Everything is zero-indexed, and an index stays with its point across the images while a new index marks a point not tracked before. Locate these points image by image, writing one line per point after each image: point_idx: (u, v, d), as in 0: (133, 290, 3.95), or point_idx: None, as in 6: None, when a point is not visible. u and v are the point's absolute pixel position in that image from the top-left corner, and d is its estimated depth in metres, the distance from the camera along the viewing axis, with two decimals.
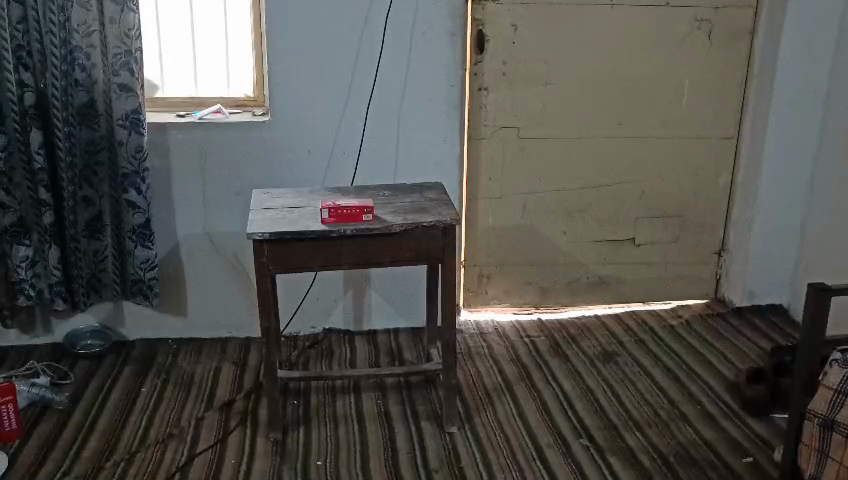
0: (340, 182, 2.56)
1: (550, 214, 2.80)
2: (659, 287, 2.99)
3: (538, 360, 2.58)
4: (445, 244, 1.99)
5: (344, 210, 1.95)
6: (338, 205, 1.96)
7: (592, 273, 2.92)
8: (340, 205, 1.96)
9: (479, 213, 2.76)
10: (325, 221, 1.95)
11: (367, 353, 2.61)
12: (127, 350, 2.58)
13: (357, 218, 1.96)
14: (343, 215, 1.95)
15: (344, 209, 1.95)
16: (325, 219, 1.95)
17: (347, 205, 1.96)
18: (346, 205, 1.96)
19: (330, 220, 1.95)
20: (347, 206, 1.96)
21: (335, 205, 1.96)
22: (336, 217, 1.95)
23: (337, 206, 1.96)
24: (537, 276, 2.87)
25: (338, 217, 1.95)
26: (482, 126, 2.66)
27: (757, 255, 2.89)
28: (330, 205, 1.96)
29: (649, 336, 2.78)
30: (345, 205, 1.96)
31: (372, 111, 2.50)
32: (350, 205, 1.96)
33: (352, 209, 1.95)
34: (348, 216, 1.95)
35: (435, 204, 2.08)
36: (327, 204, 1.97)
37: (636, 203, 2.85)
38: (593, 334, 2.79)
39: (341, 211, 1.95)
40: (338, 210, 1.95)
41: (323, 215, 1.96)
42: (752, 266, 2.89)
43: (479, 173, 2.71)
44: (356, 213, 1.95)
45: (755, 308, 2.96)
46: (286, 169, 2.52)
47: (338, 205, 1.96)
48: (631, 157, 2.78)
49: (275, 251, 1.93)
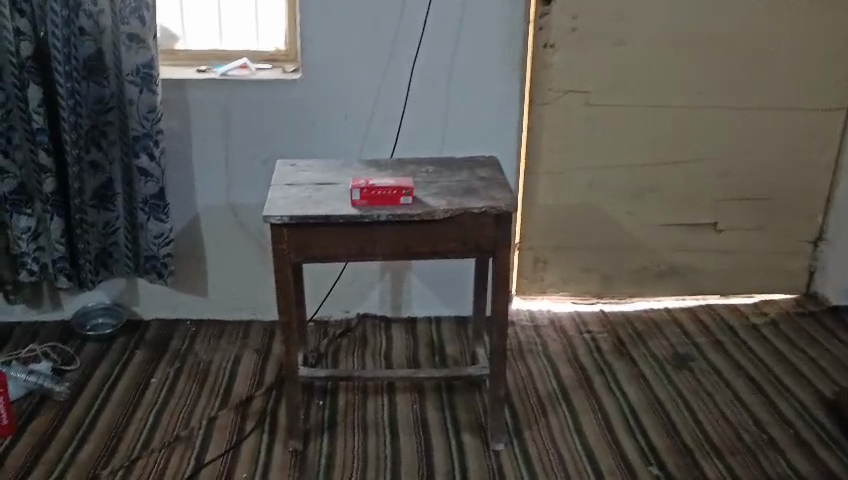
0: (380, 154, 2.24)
1: (620, 194, 2.44)
2: (742, 279, 2.60)
3: (599, 361, 2.24)
4: (497, 235, 1.66)
5: (380, 192, 1.64)
6: (372, 185, 1.65)
7: (662, 261, 2.54)
8: (374, 184, 1.65)
9: (539, 189, 2.41)
10: (356, 205, 1.64)
11: (406, 345, 2.31)
12: (141, 333, 2.34)
13: (395, 199, 1.65)
14: (377, 196, 1.64)
15: (380, 191, 1.64)
16: (357, 202, 1.64)
17: (383, 185, 1.65)
18: (382, 184, 1.65)
19: (362, 203, 1.64)
20: (383, 186, 1.64)
21: (369, 184, 1.65)
22: (370, 198, 1.64)
23: (371, 185, 1.65)
24: (599, 263, 2.52)
25: (373, 198, 1.64)
26: (546, 89, 2.30)
27: None
28: (363, 183, 1.65)
29: (728, 336, 2.41)
30: (381, 183, 1.65)
31: (420, 74, 2.17)
32: (387, 184, 1.65)
33: (390, 190, 1.64)
34: (383, 198, 1.64)
35: (487, 185, 1.74)
36: (358, 183, 1.65)
37: (721, 184, 2.46)
38: (663, 331, 2.43)
39: (376, 192, 1.64)
40: (373, 190, 1.64)
41: (353, 196, 1.64)
42: None
43: (540, 143, 2.36)
44: (393, 194, 1.64)
45: None
46: (319, 138, 2.22)
47: (372, 184, 1.65)
48: (718, 129, 2.39)
49: (296, 237, 1.64)
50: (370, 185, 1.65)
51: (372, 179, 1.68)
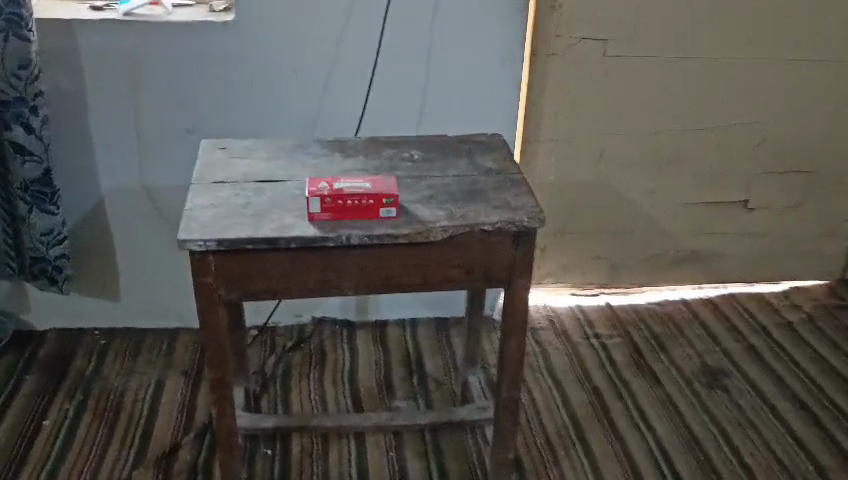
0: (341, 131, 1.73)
1: (639, 167, 1.97)
2: (771, 265, 2.18)
3: (616, 382, 1.82)
4: (514, 260, 1.19)
5: (349, 201, 1.13)
6: (336, 190, 1.14)
7: (682, 247, 2.11)
8: (340, 190, 1.14)
9: (538, 159, 1.93)
10: (315, 220, 1.14)
11: (375, 360, 1.84)
12: (32, 350, 1.83)
13: (371, 212, 1.14)
14: (345, 207, 1.14)
15: (349, 200, 1.13)
16: (315, 216, 1.14)
17: (353, 191, 1.14)
18: (351, 188, 1.14)
19: (323, 217, 1.14)
20: (354, 193, 1.13)
21: (332, 188, 1.14)
22: (335, 211, 1.14)
23: (336, 190, 1.14)
24: (610, 251, 2.08)
25: (339, 210, 1.14)
26: (553, 36, 1.79)
27: None
28: (324, 187, 1.14)
29: (761, 339, 2.01)
30: (349, 188, 1.14)
31: (393, 20, 1.63)
32: (358, 188, 1.14)
33: (364, 198, 1.13)
34: (354, 210, 1.14)
35: (496, 183, 1.26)
36: (317, 186, 1.14)
37: (757, 155, 2.01)
38: (684, 336, 2.00)
39: (344, 201, 1.13)
40: (339, 199, 1.13)
41: (310, 207, 1.13)
42: None
43: (543, 105, 1.86)
44: (369, 203, 1.14)
45: None
46: (260, 106, 1.68)
47: (338, 189, 1.14)
48: (760, 88, 1.93)
49: (228, 267, 1.13)
50: (335, 190, 1.14)
51: (337, 180, 1.17)
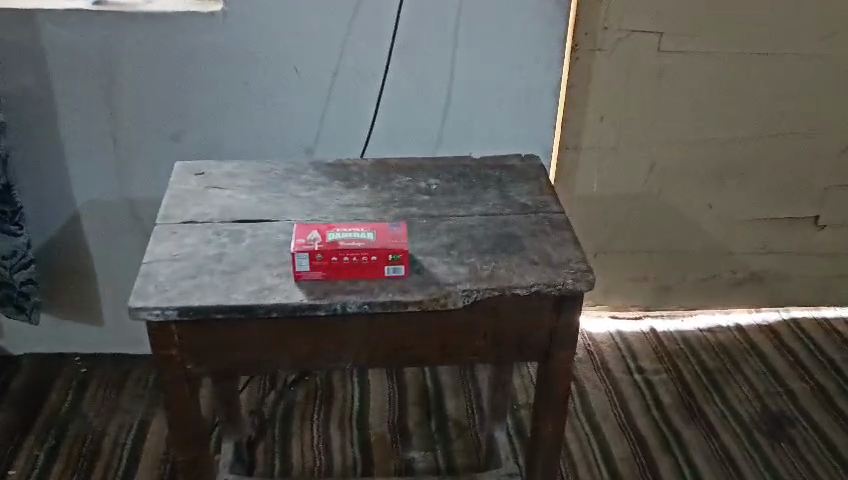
0: (350, 146, 1.50)
1: (694, 179, 1.72)
2: (841, 289, 1.91)
3: (663, 430, 1.57)
4: (555, 329, 0.95)
5: (347, 258, 0.90)
6: (331, 243, 0.90)
7: (739, 266, 1.85)
8: (336, 243, 0.90)
9: (578, 169, 1.68)
10: (303, 280, 0.90)
11: (388, 399, 1.61)
12: (3, 380, 1.62)
13: (374, 271, 0.91)
14: (341, 266, 0.90)
15: (346, 256, 0.90)
16: (303, 275, 0.90)
17: (352, 245, 0.90)
18: (350, 240, 0.91)
19: (312, 276, 0.90)
20: (353, 247, 0.90)
21: (326, 241, 0.90)
22: (328, 269, 0.90)
23: (330, 244, 0.90)
24: (656, 269, 1.84)
25: (333, 268, 0.90)
26: (600, 29, 1.52)
27: None
28: (315, 239, 0.91)
29: (830, 379, 1.75)
30: (347, 240, 0.91)
31: (410, 11, 1.38)
32: (358, 241, 0.90)
33: (365, 254, 0.90)
34: (352, 269, 0.90)
35: (531, 228, 1.01)
36: (306, 237, 0.90)
37: (833, 166, 1.73)
38: (740, 373, 1.75)
39: (339, 258, 0.89)
40: (334, 255, 0.89)
41: (297, 264, 0.90)
42: None
43: (585, 108, 1.60)
44: (371, 260, 0.90)
45: None
46: (255, 110, 1.44)
47: (332, 242, 0.90)
48: (842, 88, 1.64)
49: (195, 337, 0.91)
50: (329, 243, 0.90)
51: (333, 227, 0.93)
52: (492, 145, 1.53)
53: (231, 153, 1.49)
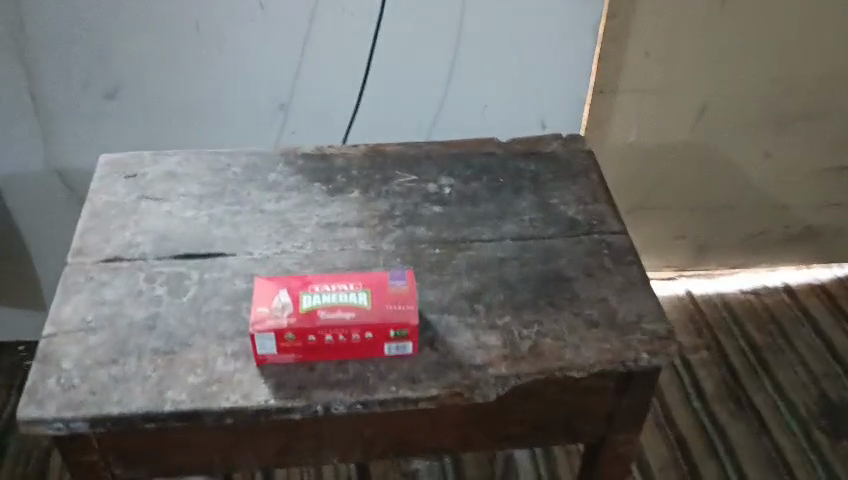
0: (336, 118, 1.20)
1: (752, 126, 1.42)
2: None
3: (707, 428, 1.35)
4: (618, 410, 0.69)
5: (331, 337, 0.63)
6: (308, 316, 0.62)
7: (796, 223, 1.57)
8: (316, 316, 0.62)
9: (612, 117, 1.37)
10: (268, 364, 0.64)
11: None
12: None
13: (369, 350, 0.64)
14: (322, 347, 0.64)
15: (331, 336, 0.63)
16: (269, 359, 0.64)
17: (338, 319, 0.63)
18: (334, 308, 0.63)
19: (282, 359, 0.64)
20: (339, 322, 0.63)
21: (300, 314, 0.62)
22: (305, 351, 0.64)
23: (306, 317, 0.62)
24: (700, 228, 1.56)
25: (313, 349, 0.64)
26: None
27: None
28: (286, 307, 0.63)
29: None
30: (331, 308, 0.63)
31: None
32: (347, 310, 0.63)
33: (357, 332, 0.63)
34: (339, 349, 0.64)
35: (585, 262, 0.73)
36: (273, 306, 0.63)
37: None
38: (791, 349, 1.50)
39: (320, 338, 0.63)
40: (313, 335, 0.63)
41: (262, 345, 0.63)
42: None
43: (626, 43, 1.28)
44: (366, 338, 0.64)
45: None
46: (210, 63, 1.13)
47: (310, 314, 0.62)
48: None
49: (123, 442, 0.65)
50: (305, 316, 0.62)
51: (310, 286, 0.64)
52: (509, 116, 1.24)
53: (186, 123, 1.18)
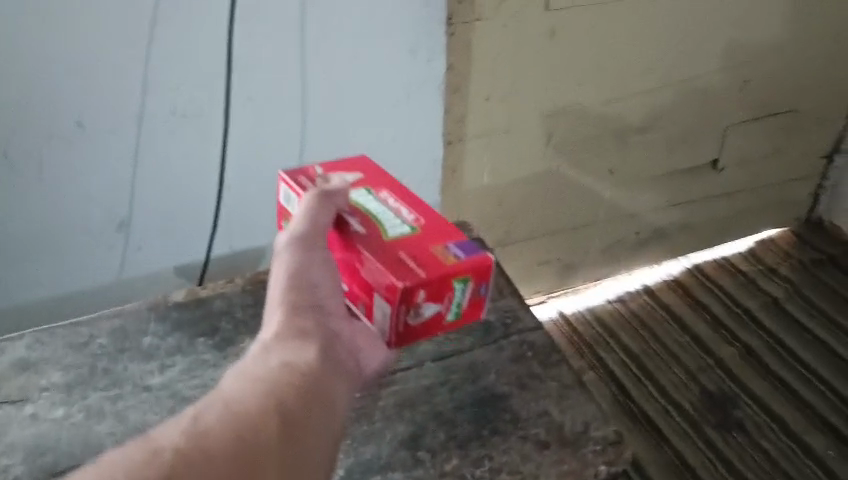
0: (191, 237, 1.14)
1: (595, 146, 1.43)
2: (739, 224, 1.76)
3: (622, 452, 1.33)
4: None
5: (410, 213, 0.76)
6: (377, 242, 0.71)
7: (644, 227, 1.63)
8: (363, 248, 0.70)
9: (464, 165, 1.31)
10: (489, 279, 0.70)
11: None
12: None
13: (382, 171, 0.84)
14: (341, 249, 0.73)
15: (405, 211, 0.76)
16: (481, 286, 0.70)
17: (387, 212, 0.75)
18: (372, 222, 0.73)
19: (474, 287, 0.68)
20: (392, 207, 0.76)
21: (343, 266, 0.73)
22: (445, 228, 0.74)
23: (377, 248, 0.70)
24: (561, 250, 1.57)
25: (433, 223, 0.75)
26: None
27: None
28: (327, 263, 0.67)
29: (754, 335, 1.57)
30: (365, 221, 0.73)
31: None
32: (340, 195, 0.73)
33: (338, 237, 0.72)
34: (415, 203, 0.78)
35: (512, 372, 0.71)
36: (378, 289, 0.67)
37: (731, 102, 1.52)
38: (665, 345, 1.55)
39: (416, 222, 0.74)
40: (410, 225, 0.73)
41: (453, 298, 0.69)
42: None
43: (468, 93, 1.23)
44: (377, 180, 0.81)
45: None
46: (47, 198, 1.02)
47: (373, 244, 0.70)
48: (744, 19, 1.39)
49: None
50: (381, 255, 0.69)
51: (296, 234, 0.68)
52: None
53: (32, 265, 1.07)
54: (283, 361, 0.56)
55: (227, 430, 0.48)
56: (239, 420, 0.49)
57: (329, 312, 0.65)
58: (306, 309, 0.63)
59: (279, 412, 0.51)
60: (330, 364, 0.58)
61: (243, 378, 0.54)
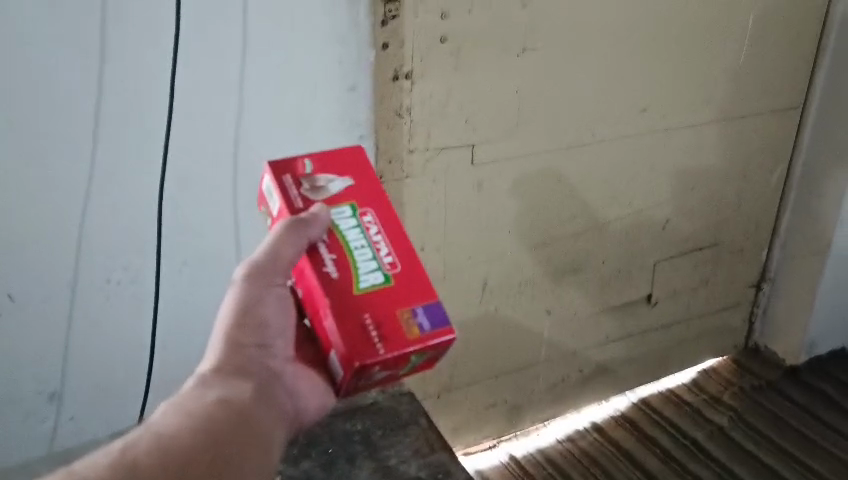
0: (127, 402, 1.13)
1: (531, 288, 1.48)
2: (679, 354, 1.80)
3: None
4: None
5: (388, 256, 0.76)
6: (347, 295, 0.72)
7: (587, 364, 1.66)
8: (332, 304, 0.71)
9: None
10: (448, 347, 0.73)
11: None
12: None
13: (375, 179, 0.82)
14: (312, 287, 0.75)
15: (384, 251, 0.76)
16: (438, 351, 0.74)
17: (366, 249, 0.75)
18: (348, 261, 0.75)
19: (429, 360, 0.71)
20: (372, 240, 0.76)
21: (309, 302, 0.76)
22: (418, 281, 0.75)
23: (345, 301, 0.72)
24: (507, 392, 1.58)
25: (409, 271, 0.76)
26: (406, 153, 1.20)
27: (831, 292, 1.76)
28: (280, 301, 0.76)
29: (703, 465, 1.57)
30: (340, 260, 0.74)
31: (176, 169, 1.02)
32: (318, 229, 0.74)
33: (307, 279, 0.75)
34: (397, 232, 0.78)
35: None
36: (335, 349, 0.70)
37: (657, 240, 1.59)
38: None
39: (391, 270, 0.75)
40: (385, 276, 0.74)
41: (409, 364, 0.72)
42: (822, 309, 1.77)
43: None
44: (366, 193, 0.80)
45: (816, 364, 1.85)
46: None
47: (343, 297, 0.72)
48: (658, 164, 1.49)
49: None
50: (346, 315, 0.71)
51: (254, 271, 0.75)
52: None
53: None
54: (219, 395, 0.69)
55: (162, 451, 0.61)
56: (173, 449, 0.62)
57: (270, 349, 0.76)
58: (249, 345, 0.75)
59: (209, 445, 0.64)
60: (258, 404, 0.71)
61: (183, 405, 0.67)
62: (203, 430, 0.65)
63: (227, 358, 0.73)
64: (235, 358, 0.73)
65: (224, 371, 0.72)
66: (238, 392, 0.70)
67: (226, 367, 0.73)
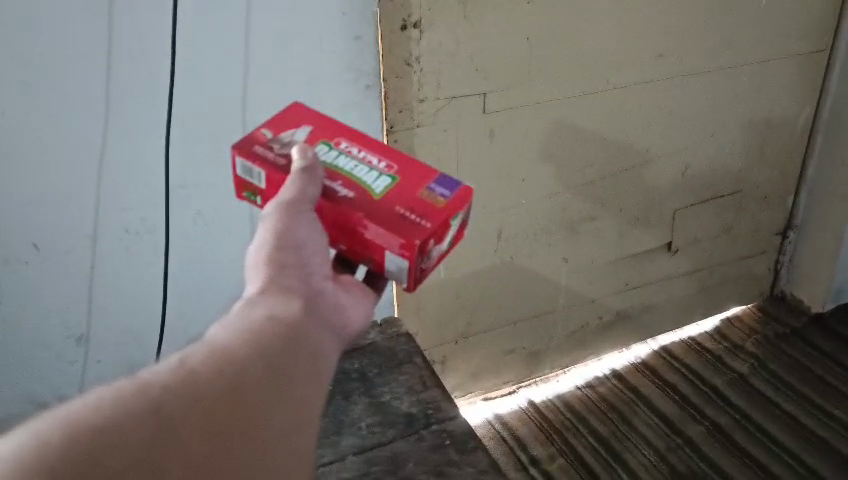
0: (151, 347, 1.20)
1: (547, 237, 1.50)
2: (701, 302, 1.80)
3: None
4: None
5: (381, 162, 0.81)
6: (372, 202, 0.76)
7: (606, 311, 1.68)
8: (363, 211, 0.75)
9: None
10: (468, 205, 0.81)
11: None
12: None
13: (327, 121, 0.87)
14: (337, 218, 0.77)
15: (376, 162, 0.81)
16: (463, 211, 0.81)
17: (361, 165, 0.80)
18: (354, 181, 0.79)
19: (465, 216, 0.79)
20: (359, 158, 0.81)
21: (340, 231, 0.78)
22: (415, 168, 0.82)
23: (372, 207, 0.76)
24: (525, 339, 1.61)
25: (403, 167, 0.82)
26: (416, 103, 1.21)
27: None
28: (311, 225, 0.73)
29: (722, 412, 1.57)
30: (348, 182, 0.78)
31: (186, 123, 1.05)
32: (318, 166, 0.77)
33: (330, 210, 0.76)
34: (372, 145, 0.84)
35: None
36: (389, 248, 0.74)
37: (676, 188, 1.59)
38: (633, 426, 1.56)
39: (391, 171, 0.80)
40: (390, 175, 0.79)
41: (450, 230, 0.79)
42: None
43: None
44: (328, 131, 0.85)
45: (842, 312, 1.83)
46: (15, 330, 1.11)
47: (371, 205, 0.76)
48: (675, 112, 1.48)
49: None
50: (382, 218, 0.74)
51: (284, 199, 0.72)
52: None
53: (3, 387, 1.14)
54: (271, 309, 0.62)
55: (215, 365, 0.53)
56: (228, 366, 0.53)
57: (310, 271, 0.71)
58: (290, 266, 0.69)
59: (267, 357, 0.56)
60: (311, 317, 0.64)
61: (233, 321, 0.59)
62: (261, 337, 0.58)
63: (270, 278, 0.66)
64: (279, 277, 0.67)
65: (273, 288, 0.65)
66: (288, 306, 0.63)
67: (274, 284, 0.66)
